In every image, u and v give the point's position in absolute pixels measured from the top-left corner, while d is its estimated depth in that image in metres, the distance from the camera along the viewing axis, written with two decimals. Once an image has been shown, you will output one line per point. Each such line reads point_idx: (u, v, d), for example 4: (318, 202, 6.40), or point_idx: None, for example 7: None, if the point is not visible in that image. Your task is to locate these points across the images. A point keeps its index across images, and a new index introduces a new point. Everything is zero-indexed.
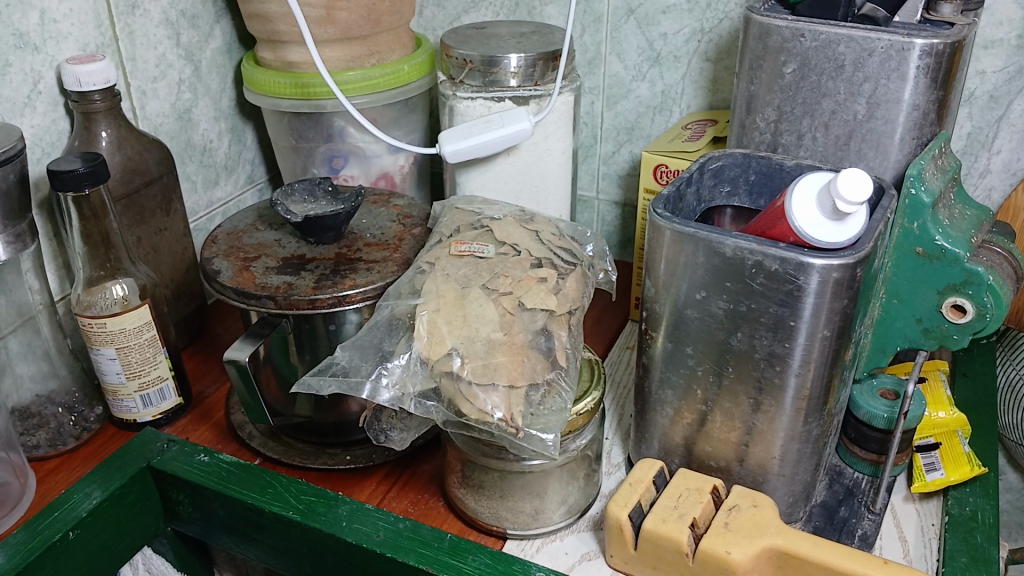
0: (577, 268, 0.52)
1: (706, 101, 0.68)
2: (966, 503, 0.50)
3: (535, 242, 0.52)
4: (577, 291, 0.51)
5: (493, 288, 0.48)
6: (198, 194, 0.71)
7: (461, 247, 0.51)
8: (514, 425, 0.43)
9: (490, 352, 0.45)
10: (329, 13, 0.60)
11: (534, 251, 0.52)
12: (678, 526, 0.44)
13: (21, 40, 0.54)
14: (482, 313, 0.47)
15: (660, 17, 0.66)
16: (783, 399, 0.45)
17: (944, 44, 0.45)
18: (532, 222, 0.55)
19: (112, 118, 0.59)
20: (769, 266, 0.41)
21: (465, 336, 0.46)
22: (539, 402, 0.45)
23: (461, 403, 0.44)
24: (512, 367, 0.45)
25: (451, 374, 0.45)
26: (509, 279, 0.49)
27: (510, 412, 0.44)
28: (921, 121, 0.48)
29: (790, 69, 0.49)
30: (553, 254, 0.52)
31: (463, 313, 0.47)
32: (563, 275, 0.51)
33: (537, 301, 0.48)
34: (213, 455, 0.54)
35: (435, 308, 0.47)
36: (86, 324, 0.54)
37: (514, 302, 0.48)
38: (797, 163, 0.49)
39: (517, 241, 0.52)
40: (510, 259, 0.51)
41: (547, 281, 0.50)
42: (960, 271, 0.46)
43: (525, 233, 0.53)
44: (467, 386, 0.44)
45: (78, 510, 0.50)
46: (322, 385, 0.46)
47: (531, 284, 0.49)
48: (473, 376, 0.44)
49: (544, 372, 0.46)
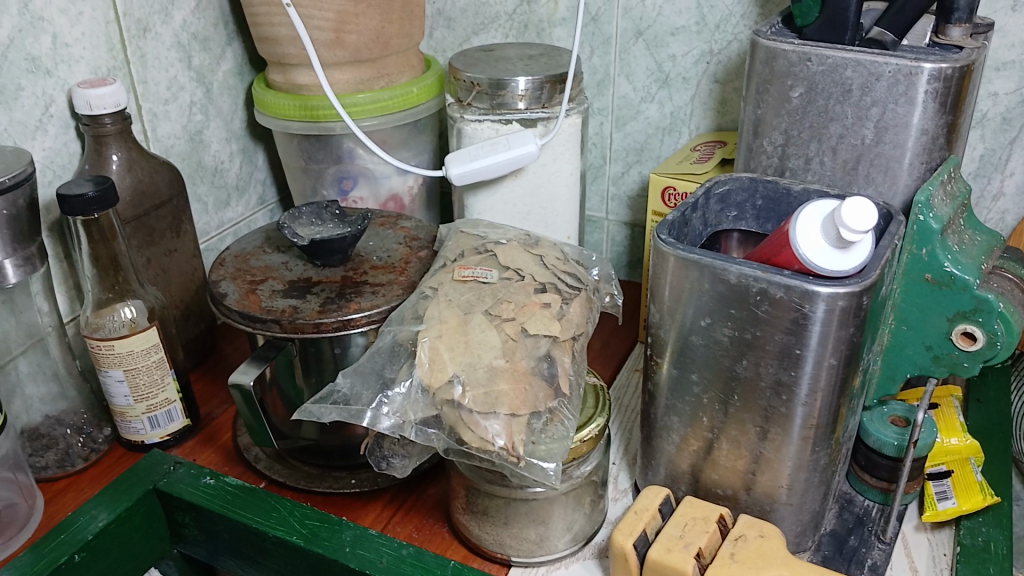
0: (581, 293, 0.52)
1: (715, 123, 0.68)
2: (978, 534, 0.49)
3: (539, 267, 0.52)
4: (581, 317, 0.51)
5: (496, 312, 0.48)
6: (209, 215, 0.72)
7: (464, 272, 0.51)
8: (514, 454, 0.43)
9: (492, 378, 0.45)
10: (338, 36, 0.60)
11: (538, 276, 0.51)
12: (683, 556, 0.44)
13: (33, 65, 0.55)
14: (484, 339, 0.46)
15: (668, 39, 0.66)
16: (790, 428, 0.45)
17: (953, 69, 0.44)
18: (537, 247, 0.55)
19: (123, 141, 0.59)
20: (774, 294, 0.40)
21: (468, 362, 0.46)
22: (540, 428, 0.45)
23: (462, 431, 0.44)
24: (514, 395, 0.45)
25: (453, 400, 0.44)
26: (511, 304, 0.49)
27: (512, 439, 0.43)
28: (930, 145, 0.47)
29: (797, 93, 0.49)
30: (557, 278, 0.52)
31: (465, 338, 0.47)
32: (567, 300, 0.51)
33: (541, 326, 0.48)
34: (219, 478, 0.54)
35: (437, 333, 0.47)
36: (95, 346, 0.54)
37: (516, 328, 0.47)
38: (804, 187, 0.48)
39: (521, 266, 0.52)
40: (515, 283, 0.50)
41: (551, 306, 0.49)
42: (970, 298, 0.45)
43: (529, 257, 0.53)
44: (470, 413, 0.44)
45: (85, 531, 0.50)
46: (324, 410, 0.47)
47: (535, 309, 0.49)
48: (475, 403, 0.44)
49: (547, 400, 0.46)
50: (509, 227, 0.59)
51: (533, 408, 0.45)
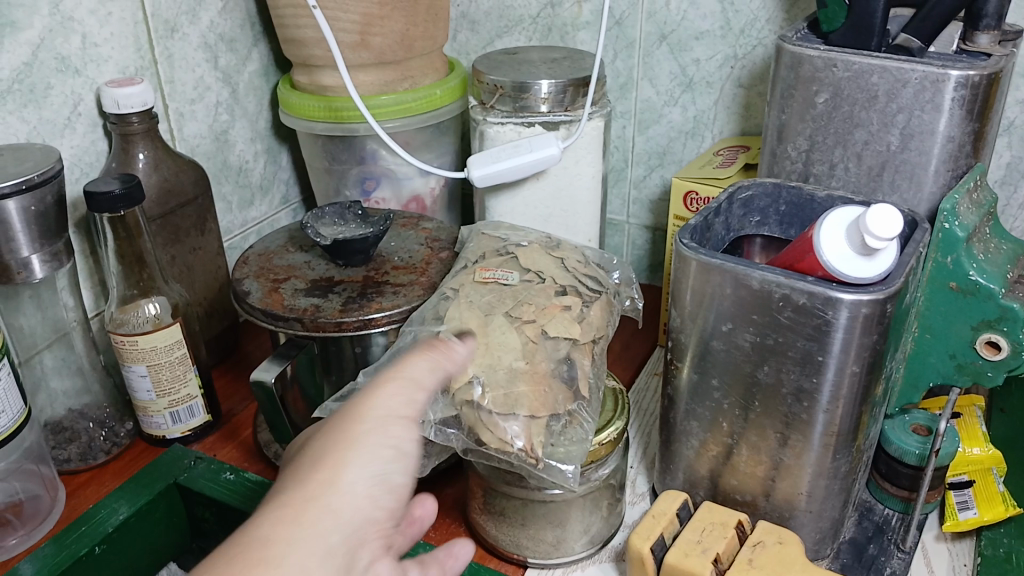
0: (602, 297, 0.52)
1: (738, 127, 0.68)
2: (999, 545, 0.49)
3: (560, 269, 0.52)
4: (601, 320, 0.50)
5: (516, 315, 0.48)
6: (233, 214, 0.72)
7: (485, 274, 0.51)
8: (533, 456, 0.44)
9: (513, 380, 0.45)
10: (363, 38, 0.61)
11: (559, 279, 0.51)
12: (701, 561, 0.44)
13: (63, 64, 0.56)
14: (504, 340, 0.47)
15: (692, 43, 0.66)
16: (811, 435, 0.44)
17: (980, 76, 0.44)
18: (557, 250, 0.55)
19: (150, 140, 0.60)
20: (797, 300, 0.40)
21: (489, 364, 0.46)
22: (557, 433, 0.45)
23: (482, 432, 0.44)
24: (535, 398, 0.45)
25: (473, 401, 0.45)
26: (532, 306, 0.49)
27: (532, 443, 0.44)
28: (956, 153, 0.47)
29: (822, 98, 0.48)
30: (578, 281, 0.52)
31: (485, 339, 0.47)
32: (588, 303, 0.51)
33: (562, 329, 0.48)
34: (240, 473, 0.55)
35: (457, 333, 0.47)
36: (119, 341, 0.55)
37: (537, 330, 0.47)
38: (828, 194, 0.48)
39: (542, 268, 0.52)
40: (536, 285, 0.51)
41: (571, 309, 0.49)
42: (995, 306, 0.45)
43: (550, 260, 0.53)
44: (490, 415, 0.44)
45: (106, 524, 0.51)
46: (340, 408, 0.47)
47: (555, 312, 0.49)
48: (495, 404, 0.44)
49: (566, 402, 0.46)
50: (530, 230, 0.59)
51: (552, 411, 0.45)
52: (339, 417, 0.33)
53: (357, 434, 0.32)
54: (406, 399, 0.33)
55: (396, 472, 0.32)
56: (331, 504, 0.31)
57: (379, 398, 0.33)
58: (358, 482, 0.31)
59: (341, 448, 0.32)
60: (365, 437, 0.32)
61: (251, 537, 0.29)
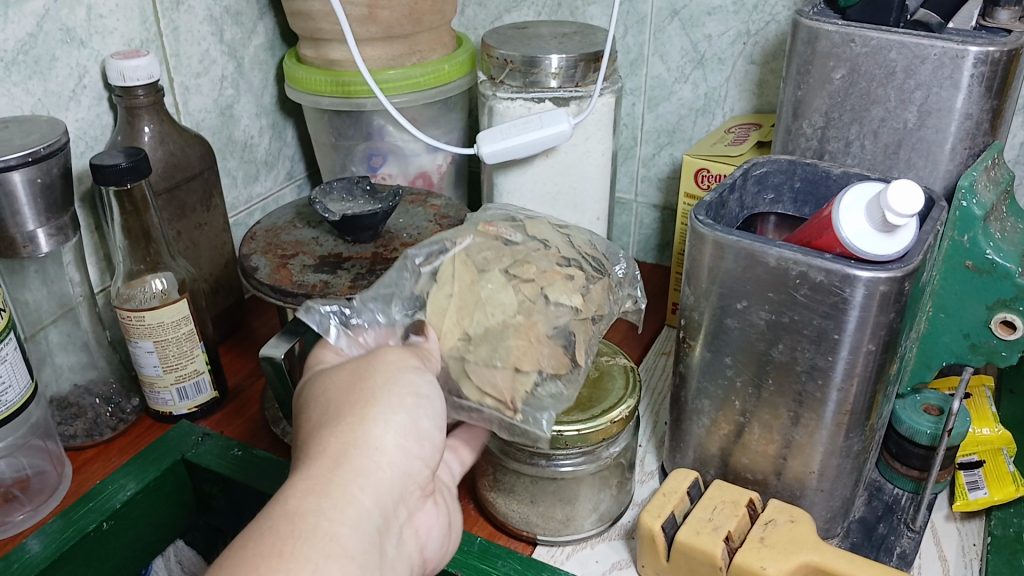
0: (603, 278, 0.48)
1: (750, 105, 0.67)
2: (1010, 524, 0.49)
3: (565, 244, 0.49)
4: (601, 298, 0.47)
5: (513, 272, 0.45)
6: (238, 190, 0.72)
7: (490, 230, 0.49)
8: (510, 407, 0.42)
9: (502, 334, 0.43)
10: (371, 11, 0.60)
11: (564, 250, 0.48)
12: (712, 539, 0.43)
13: (68, 35, 0.55)
14: (498, 298, 0.44)
15: (704, 19, 0.65)
16: (824, 413, 0.44)
17: (1001, 52, 0.43)
18: (564, 225, 0.51)
19: (156, 114, 0.59)
20: (814, 277, 0.40)
21: (479, 320, 0.44)
22: (543, 390, 0.43)
23: (463, 383, 0.42)
24: (521, 351, 0.43)
25: (459, 354, 0.43)
26: (533, 268, 0.46)
27: (511, 393, 0.42)
28: (974, 130, 0.46)
29: (839, 74, 0.48)
30: (583, 257, 0.48)
31: (477, 298, 0.44)
32: (589, 279, 0.47)
33: (564, 296, 0.45)
34: (248, 449, 0.55)
35: (450, 290, 0.45)
36: (126, 317, 0.55)
37: (535, 291, 0.45)
38: (844, 170, 0.47)
39: (548, 238, 0.49)
40: (538, 246, 0.47)
41: (573, 279, 0.46)
42: (1011, 286, 0.45)
43: (556, 234, 0.50)
44: (472, 364, 0.42)
45: (113, 500, 0.51)
46: (320, 312, 0.44)
47: (555, 278, 0.46)
48: (478, 358, 0.43)
49: (552, 359, 0.43)
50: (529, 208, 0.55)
51: (539, 368, 0.43)
52: (351, 372, 0.39)
53: (369, 390, 0.37)
54: (408, 357, 0.40)
55: (409, 424, 0.37)
56: (354, 464, 0.35)
57: (385, 357, 0.39)
58: (374, 442, 0.36)
59: (358, 410, 0.37)
60: (377, 391, 0.37)
61: (284, 511, 0.33)
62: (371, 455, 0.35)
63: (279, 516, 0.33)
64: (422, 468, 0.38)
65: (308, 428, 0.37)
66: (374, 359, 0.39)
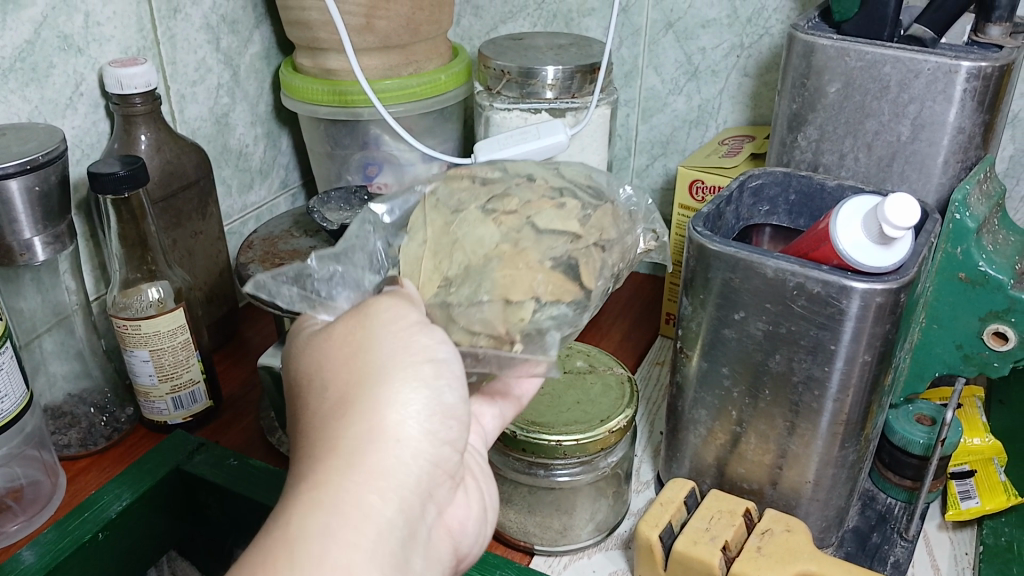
0: (605, 205, 0.44)
1: (745, 117, 0.68)
2: (1001, 534, 0.50)
3: (554, 176, 0.45)
4: (605, 225, 0.43)
5: (493, 206, 0.41)
6: (233, 198, 0.72)
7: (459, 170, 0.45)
8: (507, 340, 0.36)
9: (486, 270, 0.38)
10: (368, 21, 0.60)
11: (551, 180, 0.44)
12: (709, 548, 0.44)
13: (66, 43, 0.55)
14: (476, 235, 0.39)
15: (699, 31, 0.66)
16: (819, 423, 0.45)
17: (993, 67, 0.44)
18: (554, 165, 0.47)
19: (152, 122, 0.59)
20: (811, 289, 0.40)
21: (459, 259, 0.39)
22: (544, 314, 0.38)
23: (450, 328, 0.37)
24: (510, 280, 0.38)
25: (443, 299, 0.38)
26: (514, 199, 0.41)
27: (506, 325, 0.37)
28: (967, 144, 0.47)
29: (834, 88, 0.48)
30: (576, 186, 0.44)
31: (453, 237, 0.40)
32: (589, 207, 0.43)
33: (557, 222, 0.40)
34: (244, 459, 0.55)
35: (421, 238, 0.40)
36: (121, 325, 0.54)
37: (520, 220, 0.40)
38: (838, 183, 0.48)
39: (532, 171, 0.45)
40: (520, 181, 0.43)
41: (566, 206, 0.42)
42: (1003, 298, 0.45)
43: (542, 168, 0.46)
44: (456, 308, 0.37)
45: (108, 511, 0.51)
46: (277, 288, 0.38)
47: (545, 205, 0.41)
48: (462, 298, 0.37)
49: (544, 284, 0.38)
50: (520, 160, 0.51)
51: (536, 295, 0.38)
52: (349, 340, 0.33)
53: (380, 367, 0.32)
54: (417, 322, 0.34)
55: (431, 403, 0.32)
56: (375, 459, 0.30)
57: (385, 317, 0.34)
58: (395, 430, 0.31)
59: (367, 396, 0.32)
60: (390, 367, 0.32)
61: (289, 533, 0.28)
62: (396, 446, 0.31)
63: (297, 535, 0.28)
64: (452, 448, 0.34)
65: (315, 414, 0.32)
66: (377, 321, 0.34)
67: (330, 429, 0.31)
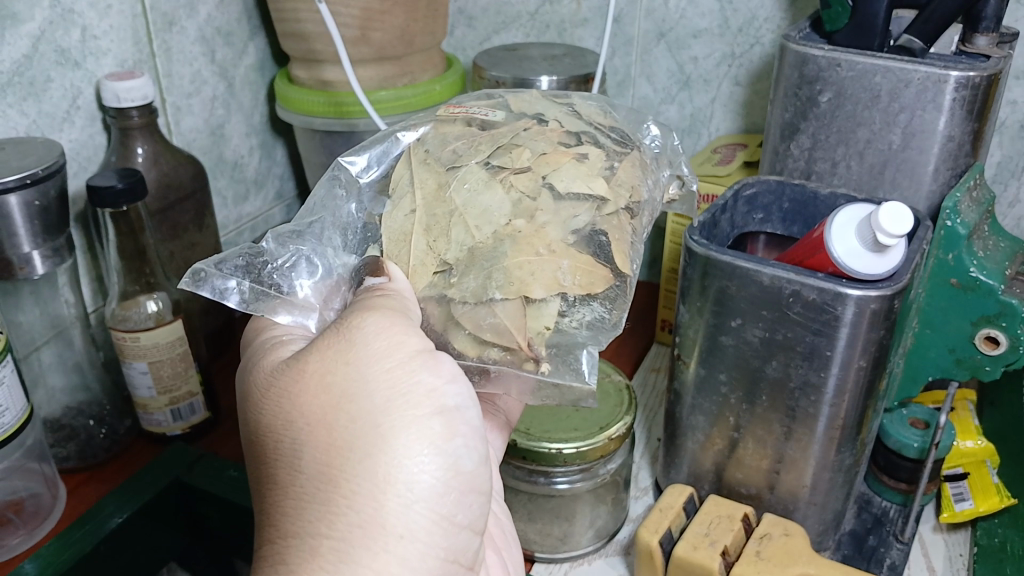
0: (631, 154, 0.44)
1: (736, 125, 0.69)
2: (995, 534, 0.50)
3: (569, 115, 0.45)
4: (631, 178, 0.42)
5: (497, 164, 0.41)
6: (228, 209, 0.72)
7: (458, 113, 0.45)
8: (533, 358, 0.37)
9: (497, 254, 0.38)
10: (363, 33, 0.61)
11: (566, 124, 0.44)
12: (709, 553, 0.44)
13: (63, 57, 0.55)
14: (484, 203, 0.39)
15: (690, 41, 0.67)
16: (816, 428, 0.45)
17: (981, 77, 0.45)
18: (565, 101, 0.47)
19: (149, 135, 0.59)
20: (807, 296, 0.41)
21: (461, 237, 0.38)
22: (573, 319, 0.38)
23: (453, 335, 0.38)
24: (523, 272, 0.37)
25: (442, 292, 0.38)
26: (526, 152, 0.41)
27: (525, 338, 0.37)
28: (957, 152, 0.48)
29: (826, 97, 0.49)
30: (593, 129, 0.44)
31: (451, 206, 0.39)
32: (614, 160, 0.43)
33: (578, 184, 0.40)
34: (244, 470, 0.55)
35: (410, 208, 0.40)
36: (120, 338, 0.55)
37: (535, 183, 0.40)
38: (832, 191, 0.49)
39: (543, 113, 0.45)
40: (528, 125, 0.43)
41: (586, 158, 0.42)
42: (995, 302, 0.46)
43: (553, 105, 0.45)
44: (463, 308, 0.37)
45: (108, 525, 0.51)
46: (221, 280, 0.37)
47: (563, 160, 0.41)
48: (469, 292, 0.37)
49: (557, 271, 0.38)
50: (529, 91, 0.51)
51: (561, 290, 0.38)
52: (331, 381, 0.34)
53: (384, 413, 0.33)
54: (408, 362, 0.34)
55: (440, 446, 0.34)
56: (393, 516, 0.32)
57: (370, 356, 0.34)
58: (406, 480, 0.33)
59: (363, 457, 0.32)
60: (394, 411, 0.33)
61: None
62: (412, 493, 0.33)
63: None
64: (462, 489, 0.35)
65: (306, 464, 0.33)
66: (368, 354, 0.34)
67: (330, 480, 0.32)
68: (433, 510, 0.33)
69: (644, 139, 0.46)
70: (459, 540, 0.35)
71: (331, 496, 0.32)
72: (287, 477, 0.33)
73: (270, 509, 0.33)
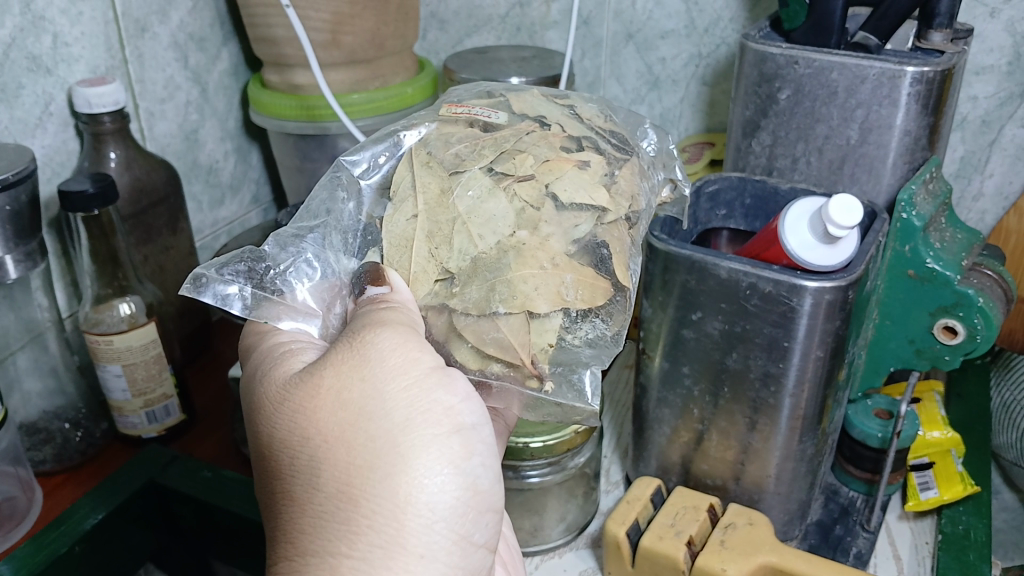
0: (631, 161, 0.44)
1: (703, 124, 0.70)
2: (958, 522, 0.51)
3: (571, 117, 0.44)
4: (632, 186, 0.43)
5: (502, 171, 0.40)
6: (204, 213, 0.73)
7: (458, 110, 0.44)
8: (538, 378, 0.38)
9: (500, 267, 0.37)
10: (334, 37, 0.61)
11: (569, 127, 0.44)
12: (674, 543, 0.45)
13: (34, 63, 0.56)
14: (495, 211, 0.38)
15: (657, 42, 0.68)
16: (778, 419, 0.46)
17: (934, 72, 0.46)
18: (568, 101, 0.46)
19: (121, 139, 0.60)
20: (763, 288, 0.42)
21: (464, 247, 0.38)
22: (576, 337, 0.39)
23: (456, 348, 0.38)
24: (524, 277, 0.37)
25: (445, 302, 0.38)
26: (530, 158, 0.41)
27: (528, 355, 0.37)
28: (913, 146, 0.49)
29: (785, 94, 0.50)
30: (597, 136, 0.44)
31: (455, 213, 0.38)
32: (615, 167, 0.43)
33: (583, 195, 0.40)
34: (218, 470, 0.56)
35: (411, 213, 0.39)
36: (93, 342, 0.55)
37: (540, 192, 0.40)
38: (791, 186, 0.50)
39: (544, 113, 0.44)
40: (531, 129, 0.43)
41: (590, 166, 0.42)
42: (951, 292, 0.47)
43: (555, 107, 0.45)
44: (466, 320, 0.37)
45: (83, 525, 0.51)
46: (223, 285, 0.37)
47: (566, 167, 0.41)
48: (472, 304, 0.37)
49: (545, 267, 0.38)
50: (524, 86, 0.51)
51: (565, 306, 0.38)
52: (349, 398, 0.34)
53: (402, 432, 0.34)
54: (424, 380, 0.35)
55: (458, 465, 0.35)
56: (414, 535, 0.33)
57: (386, 374, 0.34)
58: (427, 501, 0.34)
59: (385, 477, 0.33)
60: (413, 430, 0.34)
61: None
62: (429, 512, 0.34)
63: None
64: (478, 508, 0.36)
65: (324, 480, 0.34)
66: (384, 373, 0.34)
67: (350, 499, 0.33)
68: (453, 528, 0.34)
69: (641, 143, 0.47)
70: (475, 556, 0.36)
71: (352, 515, 0.33)
72: (306, 493, 0.34)
73: (288, 524, 0.34)
